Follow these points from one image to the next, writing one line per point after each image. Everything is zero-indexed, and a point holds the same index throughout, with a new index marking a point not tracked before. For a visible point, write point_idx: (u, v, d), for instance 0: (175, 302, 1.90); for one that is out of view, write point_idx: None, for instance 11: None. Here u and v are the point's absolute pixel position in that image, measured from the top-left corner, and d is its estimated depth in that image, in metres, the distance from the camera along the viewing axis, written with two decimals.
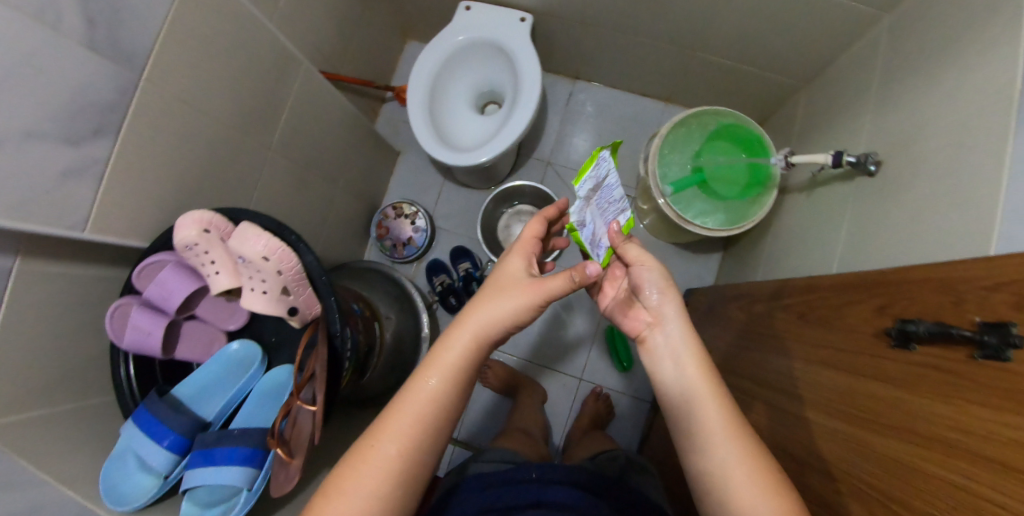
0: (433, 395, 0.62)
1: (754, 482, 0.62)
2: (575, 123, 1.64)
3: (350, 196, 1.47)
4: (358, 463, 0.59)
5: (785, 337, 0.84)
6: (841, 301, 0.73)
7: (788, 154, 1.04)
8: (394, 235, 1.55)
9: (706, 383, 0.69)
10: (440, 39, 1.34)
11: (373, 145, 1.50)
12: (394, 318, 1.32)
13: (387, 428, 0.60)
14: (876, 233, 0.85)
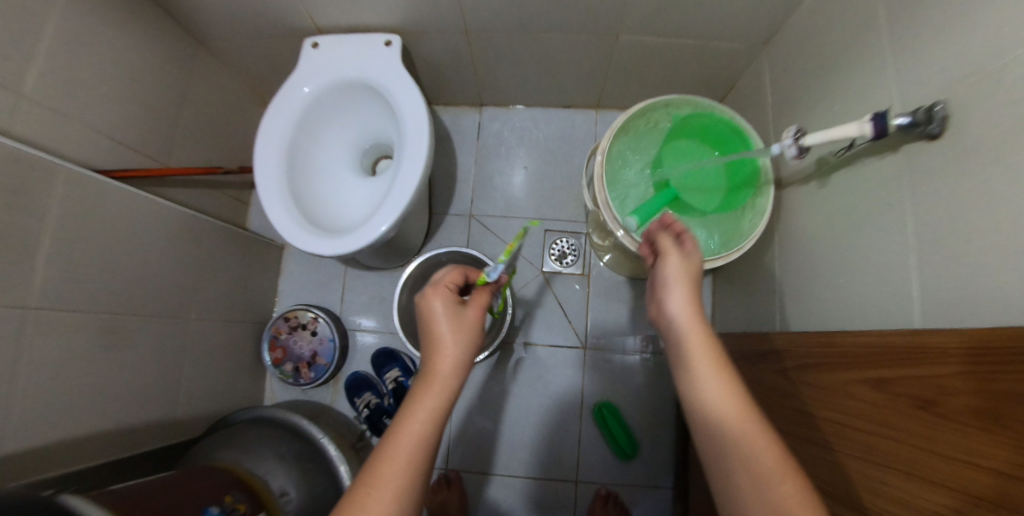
0: (410, 452, 0.60)
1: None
2: (495, 158, 1.31)
3: (214, 321, 1.09)
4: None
5: (818, 396, 0.62)
6: (963, 380, 0.44)
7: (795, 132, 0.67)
8: (293, 354, 1.19)
9: (726, 391, 0.53)
10: (286, 94, 1.00)
11: (234, 247, 1.14)
12: (296, 492, 0.89)
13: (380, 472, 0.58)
14: (976, 230, 0.52)
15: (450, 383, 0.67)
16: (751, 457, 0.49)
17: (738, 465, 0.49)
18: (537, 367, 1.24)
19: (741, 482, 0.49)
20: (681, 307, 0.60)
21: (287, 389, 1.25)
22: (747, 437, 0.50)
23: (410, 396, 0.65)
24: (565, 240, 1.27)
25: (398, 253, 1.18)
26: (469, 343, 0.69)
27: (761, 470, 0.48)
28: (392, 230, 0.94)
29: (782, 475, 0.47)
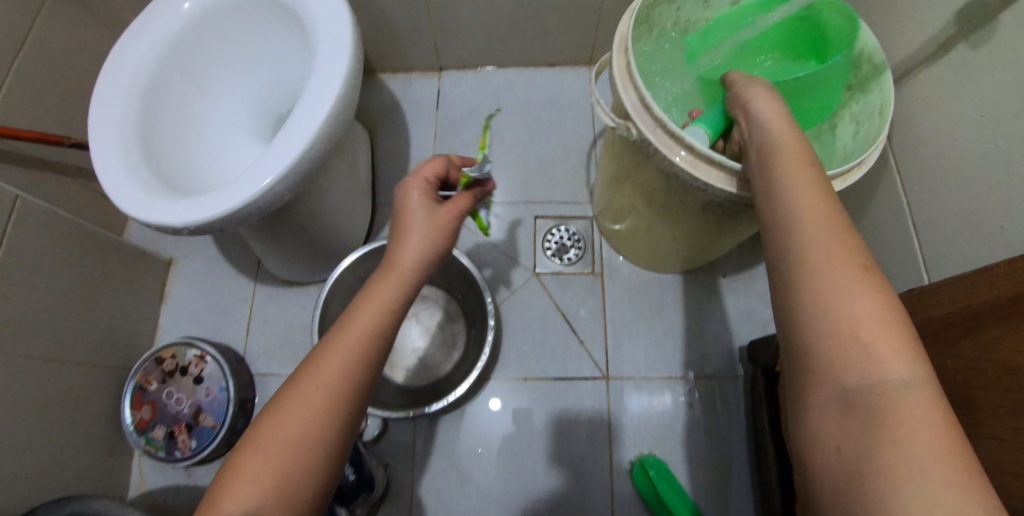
0: (347, 370, 0.39)
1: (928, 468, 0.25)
2: (461, 130, 0.99)
3: (34, 367, 0.66)
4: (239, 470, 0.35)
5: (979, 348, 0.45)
6: None
7: None
8: (165, 414, 0.77)
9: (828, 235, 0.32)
10: (150, 13, 0.68)
11: (82, 255, 0.74)
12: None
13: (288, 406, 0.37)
14: None
15: (416, 282, 0.44)
16: (846, 315, 0.30)
17: (828, 334, 0.30)
18: (540, 413, 0.86)
19: (826, 361, 0.30)
20: (779, 142, 0.39)
21: (164, 474, 0.79)
22: (843, 293, 0.30)
23: (358, 297, 0.42)
24: (563, 228, 0.95)
25: (323, 253, 0.84)
26: (446, 236, 0.45)
27: (865, 336, 0.29)
28: (285, 189, 0.62)
29: (885, 351, 0.29)
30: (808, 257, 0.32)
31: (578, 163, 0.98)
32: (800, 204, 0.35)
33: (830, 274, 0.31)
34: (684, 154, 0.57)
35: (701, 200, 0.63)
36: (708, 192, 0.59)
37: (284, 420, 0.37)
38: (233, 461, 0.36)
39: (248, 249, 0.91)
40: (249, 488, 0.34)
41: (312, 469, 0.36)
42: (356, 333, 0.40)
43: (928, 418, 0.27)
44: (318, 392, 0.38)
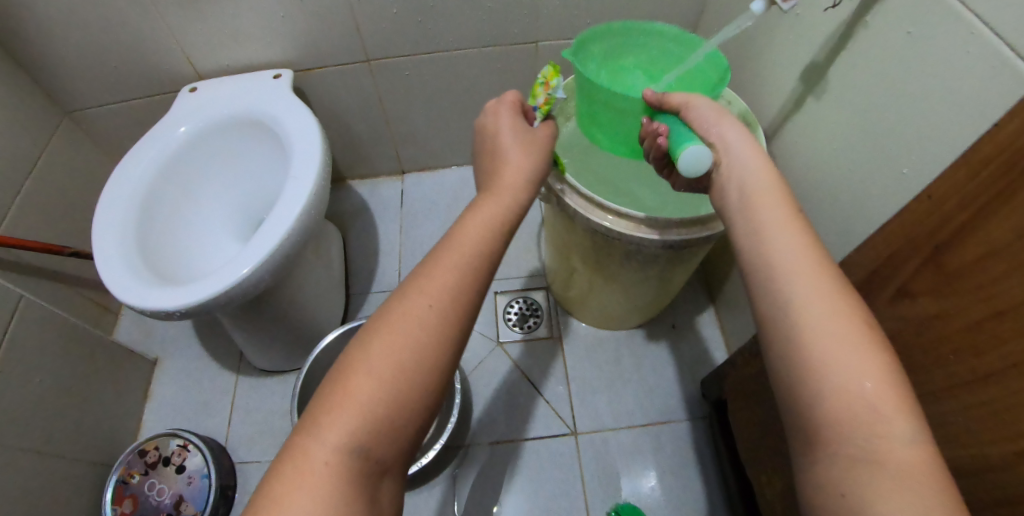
0: (451, 286, 0.40)
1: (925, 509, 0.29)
2: (425, 220, 1.12)
3: (21, 461, 0.69)
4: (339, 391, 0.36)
5: None
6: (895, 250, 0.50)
7: None
8: (147, 506, 0.78)
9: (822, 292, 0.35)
10: (150, 137, 0.82)
11: (72, 355, 0.80)
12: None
13: (397, 316, 0.38)
14: None
15: (521, 199, 0.48)
16: (827, 330, 0.34)
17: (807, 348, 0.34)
18: (515, 476, 0.90)
19: (806, 365, 0.34)
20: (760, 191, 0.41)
21: None
22: (828, 317, 0.34)
23: (455, 224, 0.44)
24: (522, 299, 1.06)
25: (301, 341, 0.90)
26: (540, 159, 0.51)
27: (841, 350, 0.33)
28: (264, 274, 0.73)
29: (889, 408, 0.32)
30: (789, 284, 0.36)
31: (529, 242, 1.12)
32: (781, 240, 0.38)
33: (810, 295, 0.35)
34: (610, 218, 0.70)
35: (623, 250, 0.75)
36: (622, 240, 0.72)
37: (386, 342, 0.37)
38: (337, 388, 0.36)
39: (230, 343, 0.97)
40: (345, 415, 0.35)
41: (412, 391, 0.37)
42: (451, 261, 0.41)
43: (901, 415, 0.32)
44: (416, 315, 0.38)
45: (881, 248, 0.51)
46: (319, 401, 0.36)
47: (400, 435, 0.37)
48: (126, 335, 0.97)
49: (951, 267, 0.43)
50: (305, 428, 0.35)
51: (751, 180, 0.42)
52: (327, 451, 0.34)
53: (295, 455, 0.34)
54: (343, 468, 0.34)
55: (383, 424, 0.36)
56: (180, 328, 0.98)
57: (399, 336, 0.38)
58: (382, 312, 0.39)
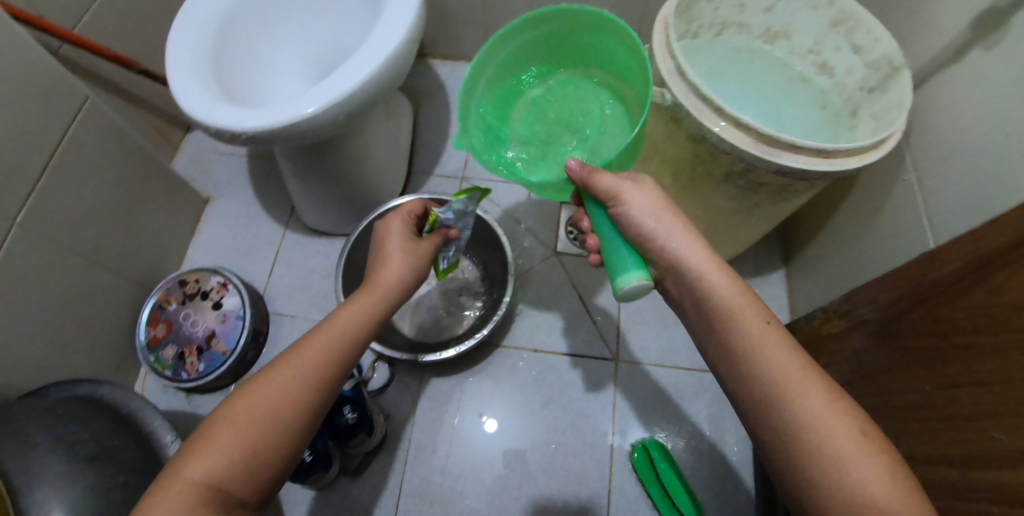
0: (325, 357, 0.45)
1: None
2: None
3: (68, 260, 0.68)
4: (200, 444, 0.39)
5: (901, 313, 0.58)
6: (958, 267, 0.50)
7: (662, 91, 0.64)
8: (179, 334, 0.78)
9: (792, 377, 0.39)
10: None
11: (130, 171, 0.77)
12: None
13: (263, 384, 0.42)
14: None
15: (395, 300, 0.53)
16: (859, 471, 0.35)
17: (826, 491, 0.35)
18: (546, 386, 0.85)
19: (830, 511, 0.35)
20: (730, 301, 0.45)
21: (165, 397, 0.78)
22: (854, 458, 0.35)
23: (338, 309, 0.49)
24: None
25: (357, 203, 0.87)
26: (421, 264, 0.56)
27: (875, 486, 0.34)
28: (339, 115, 0.66)
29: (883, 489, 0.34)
30: (805, 422, 0.37)
31: None
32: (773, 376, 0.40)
33: (817, 429, 0.37)
34: (724, 124, 0.60)
35: (727, 166, 0.65)
36: (732, 154, 0.62)
37: (246, 400, 0.41)
38: (194, 439, 0.39)
39: (283, 197, 0.94)
40: (214, 455, 0.38)
41: (266, 451, 0.40)
42: (318, 341, 0.45)
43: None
44: (291, 380, 0.43)
45: (975, 244, 0.49)
46: (189, 442, 0.39)
47: (249, 487, 0.39)
48: (184, 168, 0.95)
49: (994, 284, 0.44)
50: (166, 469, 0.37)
51: (708, 296, 0.46)
52: (185, 483, 0.37)
53: (160, 479, 0.37)
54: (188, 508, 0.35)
55: (241, 476, 0.38)
56: (236, 172, 0.95)
57: (268, 399, 0.41)
58: (257, 378, 0.43)
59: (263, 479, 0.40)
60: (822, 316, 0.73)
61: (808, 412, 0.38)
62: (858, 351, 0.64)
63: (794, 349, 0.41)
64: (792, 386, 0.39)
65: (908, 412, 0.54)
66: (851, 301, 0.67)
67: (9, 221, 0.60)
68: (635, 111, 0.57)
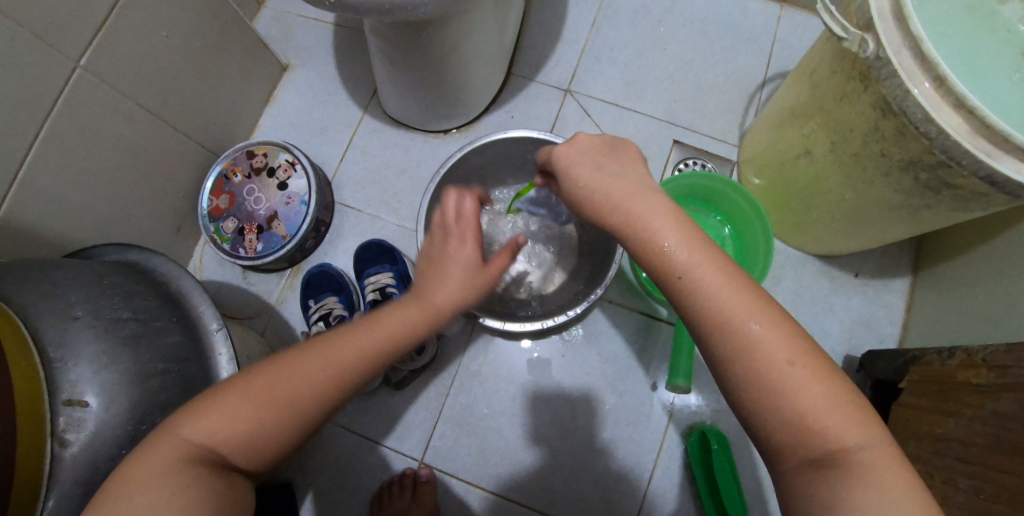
0: (354, 357, 0.40)
1: (800, 371, 0.34)
2: (622, 22, 0.87)
3: (134, 112, 0.63)
4: (212, 408, 0.37)
5: (942, 375, 0.56)
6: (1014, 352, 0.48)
7: (864, 40, 0.48)
8: (241, 209, 0.75)
9: (660, 211, 0.39)
10: None
11: (205, 22, 0.69)
12: (94, 431, 0.41)
13: (277, 372, 0.38)
14: None
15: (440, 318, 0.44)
16: (808, 404, 0.33)
17: (794, 430, 0.33)
18: (610, 344, 0.77)
19: (805, 445, 0.33)
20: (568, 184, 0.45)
21: (221, 269, 0.77)
22: (799, 385, 0.33)
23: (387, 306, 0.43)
24: (698, 164, 0.81)
25: (446, 98, 0.76)
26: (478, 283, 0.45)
27: (826, 419, 0.33)
28: None
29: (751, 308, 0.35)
30: (754, 353, 0.34)
31: (736, 99, 0.83)
32: (731, 313, 0.35)
33: (766, 360, 0.34)
34: (926, 89, 0.45)
35: (914, 152, 0.50)
36: (933, 141, 0.46)
37: (261, 381, 0.38)
38: (204, 395, 0.38)
39: (366, 78, 0.85)
40: (220, 420, 0.36)
41: (278, 432, 0.37)
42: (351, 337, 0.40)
43: (768, 319, 0.35)
44: (313, 367, 0.38)
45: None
46: (195, 402, 0.37)
47: (251, 455, 0.37)
48: (266, 28, 0.86)
49: None
50: (165, 422, 0.36)
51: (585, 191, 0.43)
52: (185, 442, 0.35)
53: (162, 437, 0.36)
54: (188, 466, 0.34)
55: (249, 451, 0.37)
56: (319, 41, 0.86)
57: (285, 383, 0.38)
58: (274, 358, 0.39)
59: (275, 455, 0.38)
60: (964, 357, 0.54)
61: (755, 339, 0.35)
62: (1004, 414, 0.47)
63: (731, 269, 0.37)
64: (652, 210, 0.39)
65: (945, 476, 0.51)
66: (965, 356, 0.54)
67: (71, 63, 0.55)
68: (764, 257, 0.69)
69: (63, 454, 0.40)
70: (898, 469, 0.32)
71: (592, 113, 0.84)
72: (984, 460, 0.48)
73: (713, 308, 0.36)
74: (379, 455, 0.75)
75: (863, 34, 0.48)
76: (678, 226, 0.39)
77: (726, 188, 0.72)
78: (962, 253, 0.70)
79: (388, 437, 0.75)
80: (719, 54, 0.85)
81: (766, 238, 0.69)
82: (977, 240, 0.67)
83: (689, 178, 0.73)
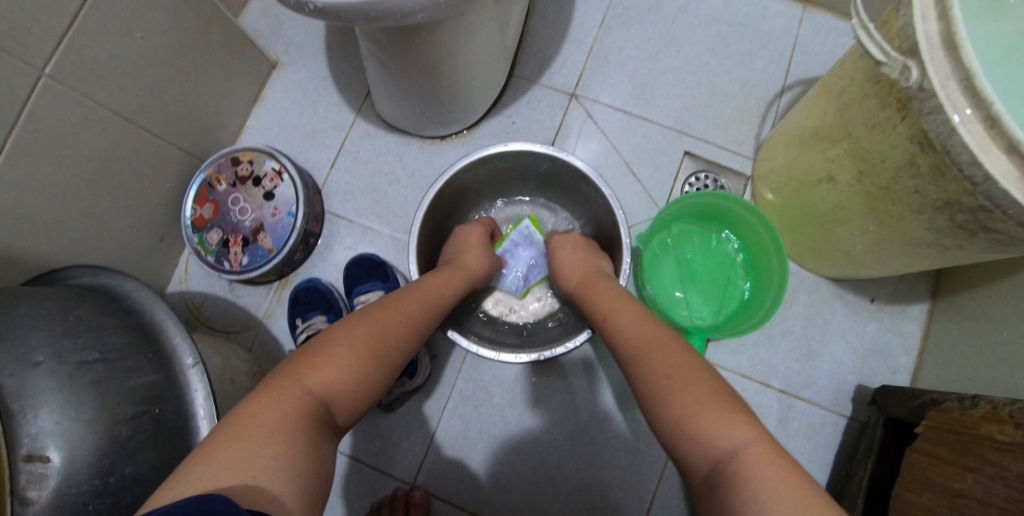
0: (424, 313, 0.48)
1: (671, 386, 0.39)
2: (634, 21, 0.81)
3: (106, 120, 0.59)
4: (322, 358, 0.38)
5: (961, 424, 0.53)
6: None
7: (904, 65, 0.43)
8: (226, 220, 0.71)
9: (602, 282, 0.56)
10: None
11: (184, 20, 0.64)
12: (58, 487, 0.39)
13: (375, 324, 0.43)
14: None
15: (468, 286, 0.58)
16: (686, 408, 0.37)
17: (677, 437, 0.37)
18: (611, 367, 0.74)
19: (686, 449, 0.37)
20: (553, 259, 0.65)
21: (207, 280, 0.74)
22: (673, 393, 0.38)
23: (433, 274, 0.54)
24: (709, 177, 0.77)
25: (442, 104, 0.72)
26: (488, 260, 0.62)
27: (699, 418, 0.36)
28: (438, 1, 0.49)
29: (642, 339, 0.44)
30: (642, 374, 0.42)
31: (753, 108, 0.78)
32: (623, 339, 0.46)
33: (647, 376, 0.41)
34: (970, 122, 0.40)
35: (952, 193, 0.45)
36: (977, 185, 0.41)
37: (366, 331, 0.41)
38: (308, 350, 0.39)
39: (359, 77, 0.80)
40: (337, 371, 0.38)
41: (375, 382, 0.40)
42: (420, 302, 0.48)
43: (655, 349, 0.43)
44: (399, 317, 0.45)
45: None
46: (303, 353, 0.39)
47: (353, 414, 0.39)
48: (253, 21, 0.81)
49: None
50: (281, 373, 0.37)
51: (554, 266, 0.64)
52: (306, 392, 0.36)
53: (274, 391, 0.36)
54: (310, 418, 0.35)
55: (354, 408, 0.39)
56: (310, 37, 0.81)
57: (386, 333, 0.42)
58: (366, 316, 0.43)
59: (361, 413, 0.40)
60: (988, 409, 0.52)
61: (643, 366, 0.42)
62: None
63: (636, 308, 0.49)
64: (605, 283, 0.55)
65: None
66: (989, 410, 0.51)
67: (34, 72, 0.50)
68: (775, 287, 0.65)
69: (25, 513, 0.38)
70: (777, 466, 0.33)
71: (599, 120, 0.79)
72: None
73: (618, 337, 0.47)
74: (369, 475, 0.73)
75: (904, 57, 0.43)
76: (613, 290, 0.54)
77: (741, 209, 0.67)
78: (986, 285, 0.66)
79: (379, 457, 0.73)
80: (737, 59, 0.79)
81: (781, 266, 0.64)
82: (1004, 272, 0.63)
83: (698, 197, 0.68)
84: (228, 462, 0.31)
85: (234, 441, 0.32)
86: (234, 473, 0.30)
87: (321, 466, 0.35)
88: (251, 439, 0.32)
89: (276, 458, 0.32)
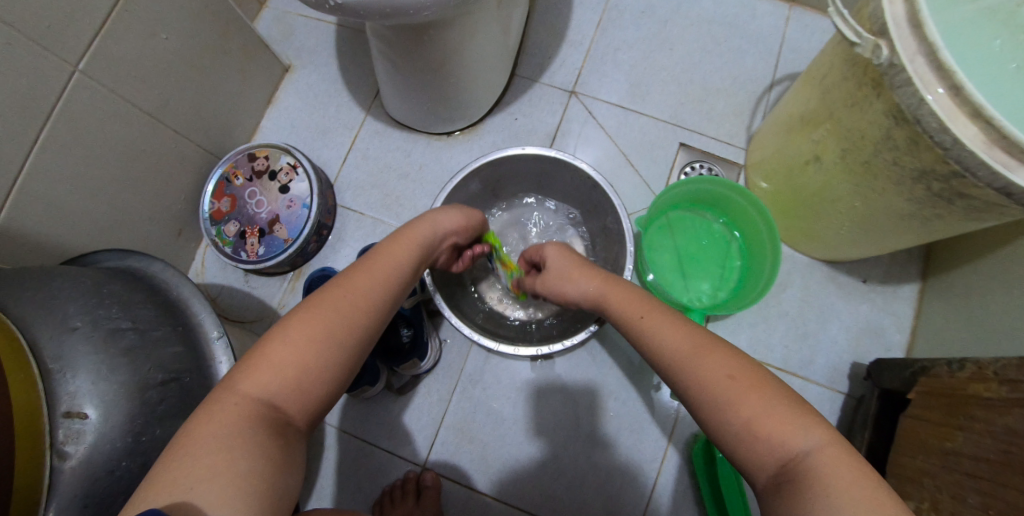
0: (369, 293, 0.46)
1: (743, 394, 0.39)
2: (628, 24, 0.86)
3: (131, 115, 0.62)
4: (257, 364, 0.39)
5: (952, 389, 0.55)
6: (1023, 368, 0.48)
7: (875, 44, 0.47)
8: (242, 213, 0.74)
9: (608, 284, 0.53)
10: None
11: (205, 25, 0.68)
12: (93, 443, 0.41)
13: (310, 317, 0.42)
14: None
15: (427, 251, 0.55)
16: (750, 414, 0.38)
17: (744, 442, 0.38)
18: (614, 350, 0.77)
19: (753, 451, 0.38)
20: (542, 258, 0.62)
21: (223, 272, 0.77)
22: (739, 399, 0.39)
23: (380, 248, 0.51)
24: (704, 167, 0.80)
25: (448, 101, 0.76)
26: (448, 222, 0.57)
27: (768, 422, 0.37)
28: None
29: (691, 344, 0.43)
30: (701, 379, 0.41)
31: (743, 102, 0.82)
32: (673, 345, 0.44)
33: (705, 380, 0.41)
34: (942, 94, 0.43)
35: (926, 162, 0.49)
36: (948, 151, 0.44)
37: (299, 329, 0.41)
38: (247, 357, 0.40)
39: (368, 79, 0.84)
40: (272, 375, 0.39)
41: (320, 377, 0.40)
42: (364, 282, 0.46)
43: (710, 354, 0.42)
44: (343, 301, 0.44)
45: None
46: (242, 361, 0.40)
47: (305, 409, 0.40)
48: (267, 29, 0.86)
49: None
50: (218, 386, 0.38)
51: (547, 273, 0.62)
52: (244, 400, 0.37)
53: (213, 404, 0.37)
54: (252, 425, 0.36)
55: (303, 404, 0.39)
56: (321, 42, 0.85)
57: (322, 325, 0.41)
58: (303, 310, 0.43)
59: (320, 407, 0.41)
60: (974, 369, 0.54)
61: (699, 371, 0.41)
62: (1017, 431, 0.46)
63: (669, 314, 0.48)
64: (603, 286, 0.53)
65: (954, 491, 0.50)
66: (974, 372, 0.53)
67: (69, 67, 0.54)
68: (769, 266, 0.68)
69: (62, 466, 0.40)
70: (849, 466, 0.35)
71: (597, 116, 0.83)
72: (993, 477, 0.46)
73: (663, 346, 0.45)
74: (381, 459, 0.74)
75: (877, 37, 0.47)
76: (616, 292, 0.52)
77: (734, 194, 0.71)
78: (972, 260, 0.69)
79: (390, 442, 0.75)
80: (727, 56, 0.84)
81: (773, 245, 0.67)
82: (987, 246, 0.66)
83: (693, 182, 0.72)
84: (174, 481, 0.33)
85: (179, 457, 0.34)
86: (176, 487, 0.32)
87: (279, 468, 0.36)
88: (190, 457, 0.34)
89: (217, 470, 0.33)
